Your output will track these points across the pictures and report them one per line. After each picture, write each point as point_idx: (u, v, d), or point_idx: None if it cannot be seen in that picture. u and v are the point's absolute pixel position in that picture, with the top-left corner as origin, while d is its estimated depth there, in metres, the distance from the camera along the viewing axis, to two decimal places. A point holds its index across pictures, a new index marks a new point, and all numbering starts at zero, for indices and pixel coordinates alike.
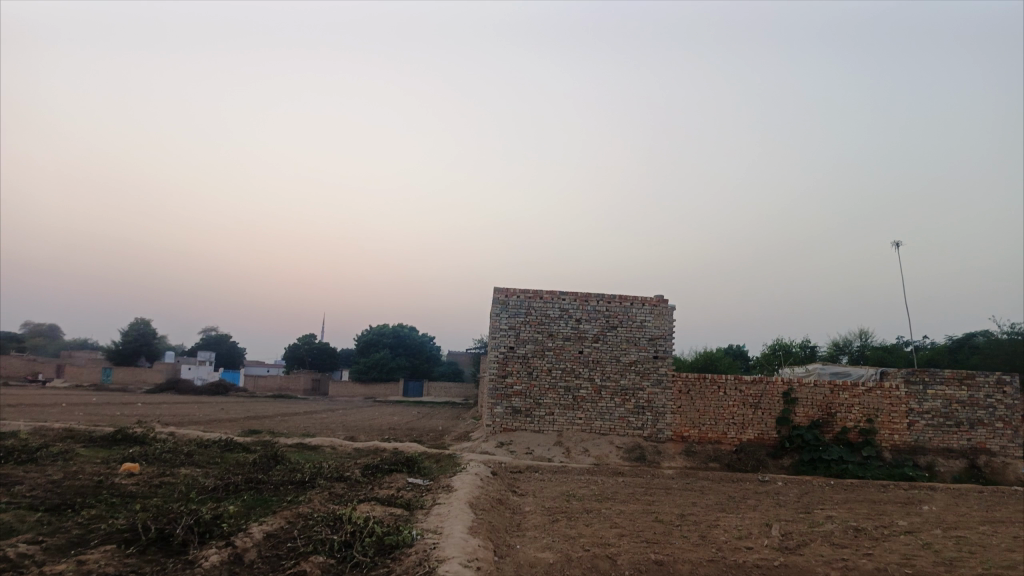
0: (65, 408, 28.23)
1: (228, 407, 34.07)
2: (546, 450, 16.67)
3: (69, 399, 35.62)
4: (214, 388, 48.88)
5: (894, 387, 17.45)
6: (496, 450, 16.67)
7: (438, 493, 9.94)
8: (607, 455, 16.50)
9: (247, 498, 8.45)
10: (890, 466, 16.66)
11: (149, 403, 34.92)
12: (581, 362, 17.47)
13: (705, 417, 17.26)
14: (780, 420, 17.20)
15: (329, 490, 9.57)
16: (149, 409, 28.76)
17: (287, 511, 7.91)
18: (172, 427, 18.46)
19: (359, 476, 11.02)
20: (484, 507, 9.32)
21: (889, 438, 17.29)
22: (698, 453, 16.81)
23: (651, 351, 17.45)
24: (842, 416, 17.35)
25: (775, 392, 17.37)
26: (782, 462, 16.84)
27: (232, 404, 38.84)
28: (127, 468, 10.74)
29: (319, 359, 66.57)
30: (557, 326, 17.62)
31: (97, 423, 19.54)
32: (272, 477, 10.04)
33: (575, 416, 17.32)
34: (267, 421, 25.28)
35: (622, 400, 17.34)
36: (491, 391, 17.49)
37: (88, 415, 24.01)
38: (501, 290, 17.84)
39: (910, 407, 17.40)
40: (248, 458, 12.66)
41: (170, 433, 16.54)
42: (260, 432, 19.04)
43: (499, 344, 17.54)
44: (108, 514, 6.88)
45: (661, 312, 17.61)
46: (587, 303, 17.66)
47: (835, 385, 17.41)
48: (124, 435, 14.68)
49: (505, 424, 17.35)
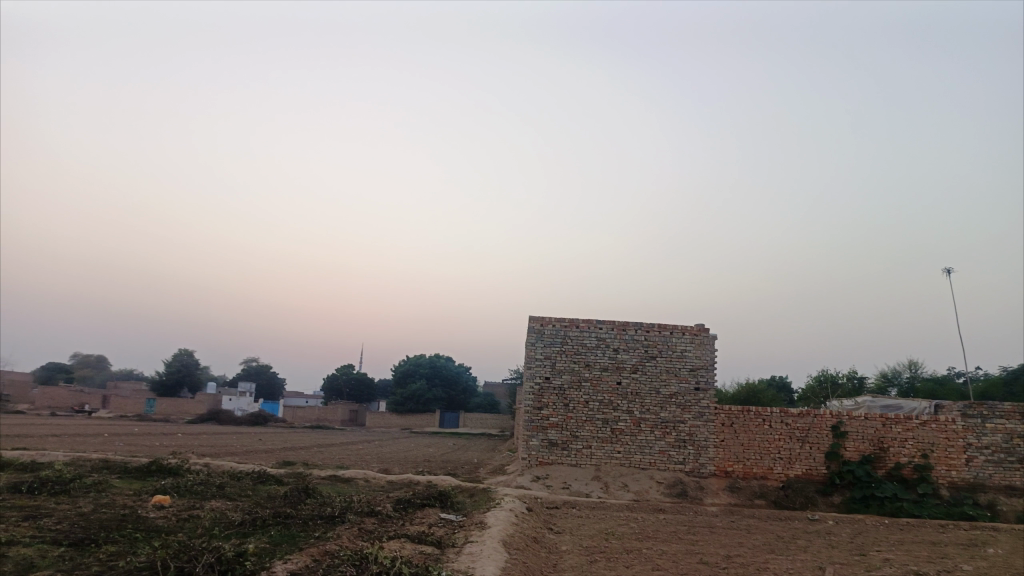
0: (105, 438, 28.47)
1: (266, 438, 34.14)
2: (583, 484, 16.15)
3: (110, 429, 36.05)
4: (253, 418, 49.17)
5: (950, 420, 16.60)
6: (531, 483, 16.21)
7: (471, 531, 9.57)
8: (647, 491, 15.92)
9: (274, 534, 8.19)
10: (949, 505, 15.73)
11: (188, 434, 35.19)
12: (619, 393, 17.00)
13: (750, 451, 16.60)
14: (829, 455, 16.45)
15: (358, 526, 9.28)
16: (187, 440, 28.91)
17: (314, 548, 7.63)
18: (207, 459, 18.42)
19: (390, 510, 10.71)
20: (518, 546, 8.93)
21: (946, 475, 16.39)
22: (743, 489, 16.13)
23: (692, 382, 16.92)
24: (895, 451, 16.53)
25: (823, 425, 16.65)
26: (833, 499, 16.04)
27: (270, 434, 38.95)
28: (157, 500, 10.62)
29: (357, 390, 66.78)
30: (593, 356, 17.21)
31: (135, 454, 19.60)
32: (301, 511, 9.78)
33: (614, 450, 16.81)
34: (303, 452, 25.16)
35: (662, 433, 16.79)
36: (526, 423, 17.10)
37: (126, 445, 24.15)
38: (536, 320, 17.51)
39: (968, 441, 16.50)
40: (279, 490, 12.45)
41: (204, 465, 16.46)
42: (294, 463, 18.87)
43: (534, 375, 17.19)
44: (131, 550, 6.68)
45: (702, 342, 17.10)
46: (624, 333, 17.23)
47: (887, 418, 16.63)
48: (158, 466, 14.62)
49: (541, 457, 16.91)
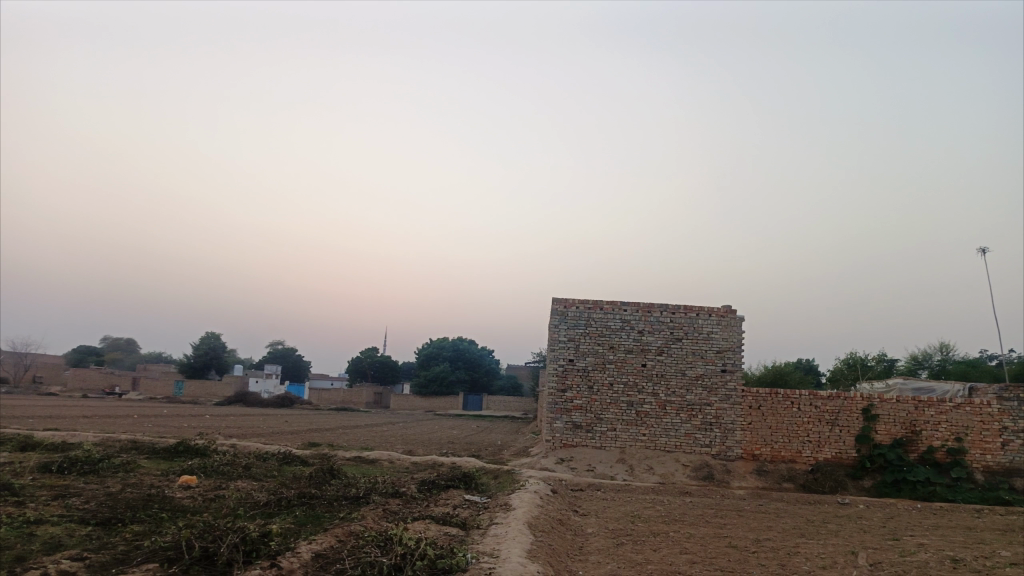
0: (135, 419, 28.87)
1: (292, 419, 34.42)
2: (608, 467, 16.02)
3: (139, 410, 36.64)
4: (280, 400, 49.73)
5: (985, 403, 16.18)
6: (555, 466, 16.11)
7: (496, 512, 9.48)
8: (673, 474, 15.75)
9: (298, 514, 8.17)
10: (984, 489, 15.37)
11: (216, 416, 35.67)
12: (644, 376, 16.81)
13: (778, 435, 16.34)
14: (860, 438, 16.15)
15: (383, 507, 9.23)
16: (214, 421, 29.21)
17: (339, 529, 7.57)
18: (234, 439, 18.57)
19: (414, 492, 10.67)
20: (544, 528, 8.83)
21: (981, 459, 16.01)
22: (771, 472, 15.90)
23: (719, 364, 16.67)
24: (927, 434, 16.17)
25: (854, 408, 16.33)
26: (863, 483, 15.76)
27: (296, 416, 39.35)
28: (184, 481, 10.68)
29: (381, 372, 67.21)
30: (618, 338, 17.01)
31: (163, 435, 19.84)
32: (326, 492, 9.76)
33: (639, 433, 16.65)
34: (328, 434, 25.33)
35: (688, 415, 16.59)
36: (550, 406, 16.98)
37: (155, 426, 24.46)
38: (559, 302, 17.34)
39: (1004, 425, 16.08)
40: (305, 471, 12.47)
41: (230, 446, 16.59)
42: (320, 445, 18.95)
43: (558, 357, 17.05)
44: (157, 530, 6.68)
45: (729, 323, 16.81)
46: (649, 314, 17.01)
47: (920, 401, 16.27)
48: (185, 447, 14.75)
49: (565, 440, 16.81)
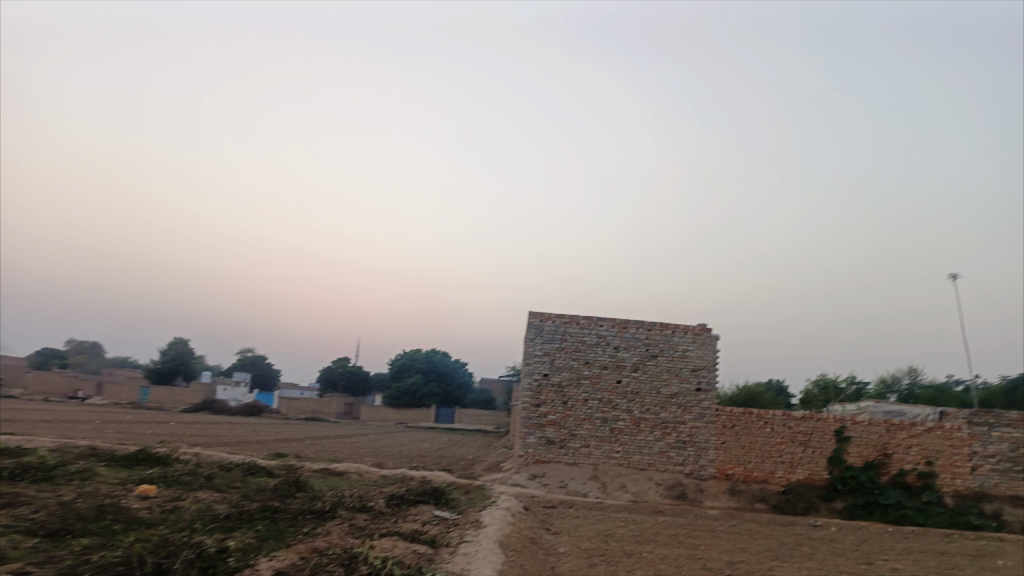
0: (95, 425, 27.99)
1: (260, 429, 33.67)
2: (581, 484, 15.79)
3: (101, 416, 35.61)
4: (248, 409, 48.81)
5: (956, 427, 16.26)
6: (527, 482, 15.85)
7: (466, 530, 9.21)
8: (646, 492, 15.57)
9: (260, 529, 7.84)
10: (954, 513, 15.40)
11: (181, 422, 34.84)
12: (618, 392, 16.65)
13: (751, 454, 16.26)
14: (832, 460, 16.12)
15: (349, 522, 8.91)
16: (179, 429, 28.49)
17: (302, 545, 7.26)
18: (197, 448, 18.00)
19: (382, 507, 10.35)
20: (515, 547, 8.57)
21: (951, 483, 16.07)
22: (743, 492, 15.79)
23: (694, 382, 16.58)
24: (899, 457, 16.19)
25: (826, 430, 16.31)
26: (835, 505, 15.72)
27: (264, 425, 38.62)
28: (143, 490, 10.26)
29: (352, 383, 66.48)
30: (593, 354, 16.85)
31: (125, 442, 19.23)
32: (290, 505, 9.41)
33: (612, 450, 16.46)
34: (295, 445, 24.76)
35: (662, 433, 16.44)
36: (524, 420, 16.74)
37: (116, 433, 23.72)
38: (536, 315, 17.15)
39: (974, 449, 16.18)
40: (269, 483, 12.07)
41: (194, 454, 16.08)
42: (286, 456, 18.46)
43: (533, 371, 16.83)
44: (108, 542, 6.33)
45: (704, 342, 16.74)
46: (625, 330, 16.88)
47: (892, 424, 16.30)
48: (146, 455, 14.24)
49: (538, 455, 16.55)
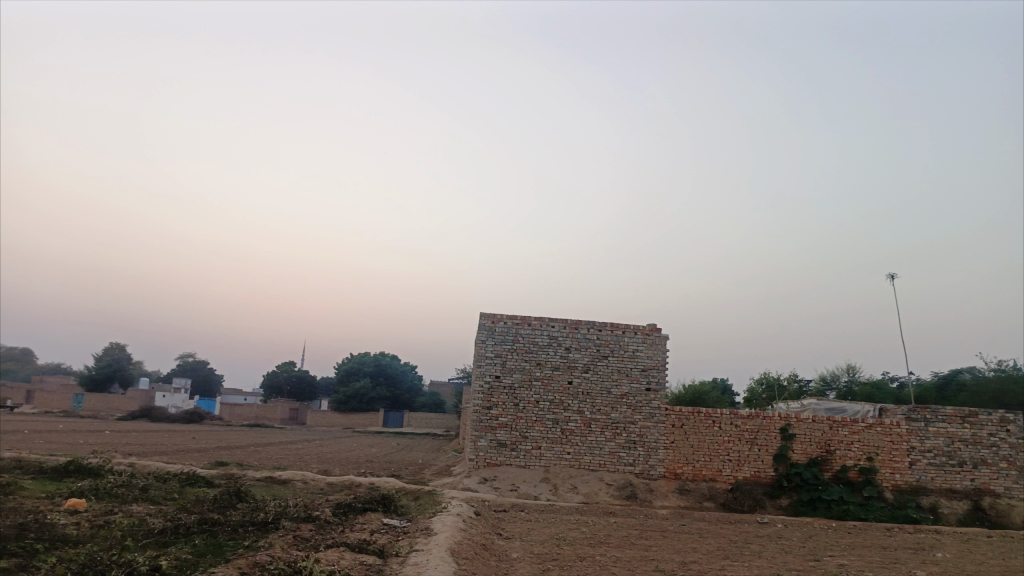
0: (21, 435, 26.59)
1: (199, 437, 32.54)
2: (532, 486, 15.66)
3: (30, 425, 33.92)
4: (189, 416, 47.29)
5: (895, 423, 16.71)
6: (478, 486, 15.63)
7: (416, 538, 8.95)
8: (597, 494, 15.54)
9: (198, 544, 7.45)
10: (894, 507, 15.80)
11: (116, 431, 33.46)
12: (570, 393, 16.59)
13: (699, 453, 16.40)
14: (778, 457, 16.37)
15: (294, 534, 8.55)
16: (114, 438, 27.37)
17: (242, 559, 6.91)
18: (133, 458, 17.22)
19: (329, 516, 10.02)
20: (467, 555, 8.36)
21: (890, 478, 16.50)
22: (692, 491, 15.90)
23: (644, 382, 16.64)
24: (841, 454, 16.54)
25: (772, 427, 16.56)
26: (781, 501, 15.95)
27: (204, 432, 37.43)
28: (72, 504, 9.70)
29: (298, 388, 65.13)
30: (545, 355, 16.75)
31: (54, 453, 18.28)
32: (231, 517, 9.00)
33: (563, 451, 16.38)
34: (238, 452, 23.98)
35: (612, 434, 16.44)
36: (474, 423, 16.52)
37: (45, 443, 22.53)
38: (487, 317, 16.95)
39: (911, 445, 16.64)
40: (209, 493, 11.58)
41: (130, 465, 15.37)
42: (228, 464, 17.82)
43: (484, 373, 16.63)
44: (30, 563, 5.89)
45: (654, 342, 16.82)
46: (576, 331, 16.83)
47: (835, 421, 16.64)
48: (77, 466, 13.54)
49: (489, 459, 16.35)
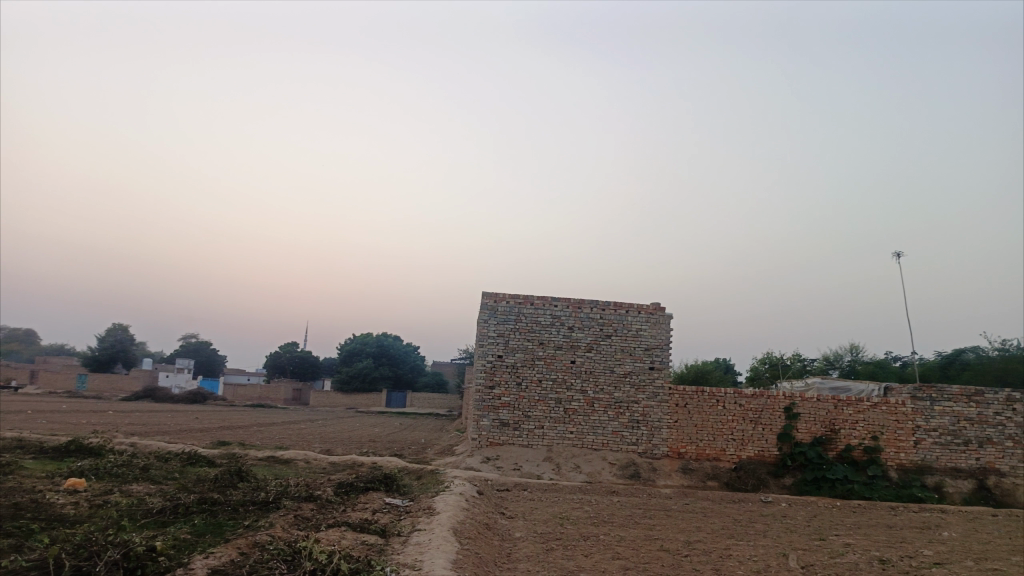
0: (25, 415, 26.58)
1: (203, 417, 32.55)
2: (535, 466, 15.59)
3: (33, 406, 34.01)
4: (192, 396, 47.38)
5: (900, 403, 16.58)
6: (481, 465, 15.56)
7: (418, 517, 8.86)
8: (600, 473, 15.47)
9: (197, 523, 7.36)
10: (898, 487, 15.72)
11: (120, 411, 33.52)
12: (572, 372, 16.47)
13: (703, 433, 16.30)
14: (782, 436, 16.27)
15: (294, 513, 8.46)
16: (118, 418, 27.35)
17: (242, 540, 6.80)
18: (135, 438, 17.17)
19: (330, 495, 9.93)
20: (470, 534, 8.27)
21: (895, 457, 16.41)
22: (696, 470, 15.82)
23: (647, 362, 16.51)
24: (846, 433, 16.43)
25: (776, 407, 16.44)
26: (784, 481, 15.87)
27: (208, 412, 37.48)
28: (72, 484, 9.62)
29: (301, 368, 65.24)
30: (547, 334, 16.61)
31: (55, 432, 18.23)
32: (231, 497, 8.90)
33: (566, 430, 16.29)
34: (241, 432, 23.96)
35: (616, 413, 16.35)
36: (477, 403, 16.43)
37: (49, 423, 22.52)
38: (489, 296, 16.79)
39: (917, 424, 16.53)
40: (210, 472, 11.50)
41: (130, 444, 15.32)
42: (230, 443, 17.77)
43: (487, 352, 16.50)
44: (25, 543, 5.78)
45: (657, 321, 16.67)
46: (579, 311, 16.68)
47: (840, 400, 16.52)
48: (78, 446, 13.47)
49: (491, 438, 16.27)
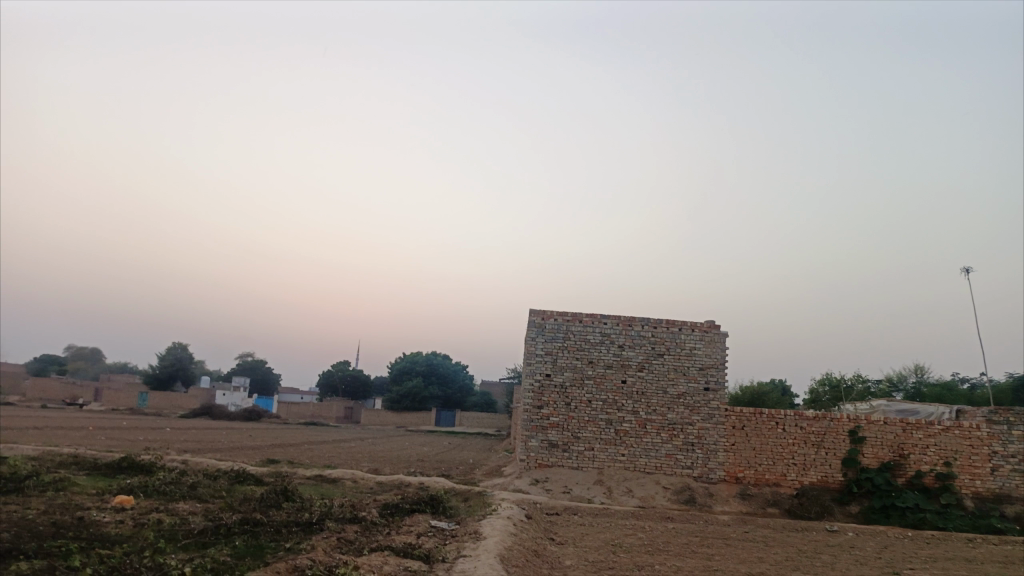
0: (85, 431, 27.25)
1: (256, 435, 32.85)
2: (585, 489, 15.11)
3: (93, 422, 34.89)
4: (247, 414, 48.13)
5: (974, 426, 15.60)
6: (529, 487, 15.16)
7: (464, 542, 8.53)
8: (653, 497, 14.90)
9: (238, 545, 7.18)
10: (974, 517, 14.70)
11: (176, 429, 34.11)
12: (623, 392, 15.99)
13: (762, 457, 15.59)
14: (846, 461, 15.45)
15: (337, 536, 8.23)
16: (174, 435, 27.81)
17: (282, 563, 6.57)
18: (187, 456, 17.26)
19: (375, 517, 9.68)
20: (518, 562, 7.90)
21: (970, 485, 15.40)
22: (754, 496, 15.11)
23: (702, 382, 15.92)
24: (916, 458, 15.51)
25: (840, 430, 15.63)
26: (850, 508, 15.02)
27: (260, 430, 37.91)
28: (119, 502, 9.60)
29: (352, 387, 65.79)
30: (597, 353, 16.18)
31: (111, 449, 18.49)
32: (275, 517, 8.72)
33: (618, 453, 15.78)
34: (291, 450, 24.02)
35: (669, 435, 15.77)
36: (525, 423, 16.05)
37: (107, 440, 22.93)
38: (537, 313, 16.46)
39: (993, 449, 15.50)
40: (256, 491, 11.39)
41: (181, 462, 15.39)
42: (279, 461, 17.75)
43: (535, 371, 16.16)
44: (60, 565, 5.64)
45: (712, 339, 16.09)
46: (630, 328, 16.22)
47: (908, 423, 15.62)
48: (130, 463, 13.58)
49: (540, 460, 15.87)
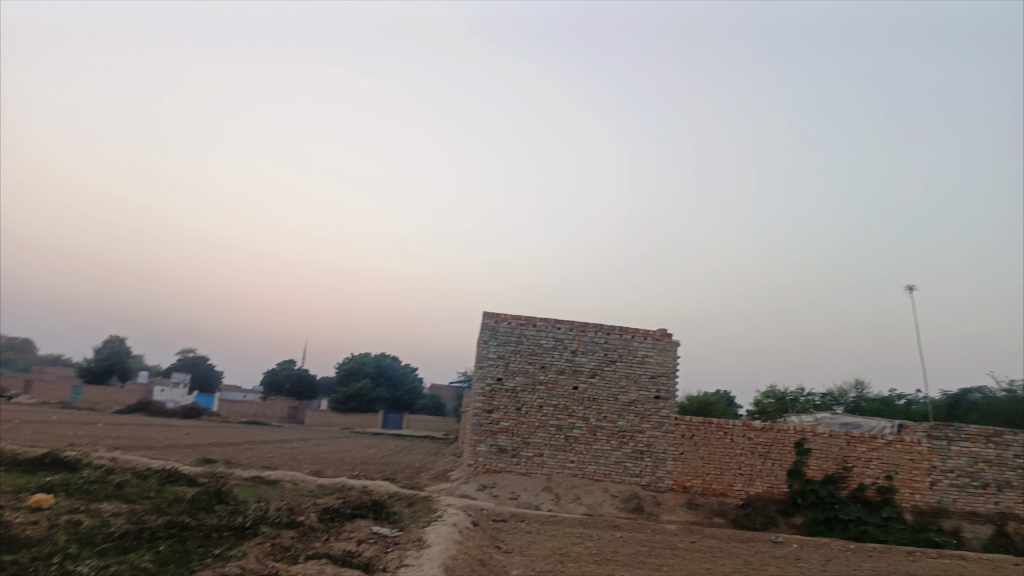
0: (10, 425, 25.84)
1: (194, 432, 31.69)
2: (533, 495, 14.85)
3: (20, 415, 33.21)
4: (186, 411, 46.58)
5: (916, 441, 15.87)
6: (476, 492, 14.82)
7: (406, 550, 8.15)
8: (601, 505, 14.73)
9: (162, 551, 6.68)
10: (914, 530, 14.91)
11: (110, 424, 32.70)
12: (575, 399, 15.78)
13: (710, 466, 15.56)
14: (792, 473, 15.52)
15: (271, 542, 7.76)
16: (108, 431, 26.61)
17: (208, 570, 6.11)
18: (118, 452, 16.40)
19: (314, 522, 9.21)
20: (462, 571, 7.55)
21: (910, 498, 15.64)
22: (701, 506, 15.06)
23: (653, 390, 15.83)
24: (859, 471, 15.67)
25: (786, 441, 15.71)
26: (794, 519, 15.08)
27: (199, 428, 36.68)
28: (36, 500, 8.93)
29: (298, 386, 64.44)
30: (549, 358, 15.95)
31: (36, 444, 17.49)
32: (205, 521, 8.19)
33: (567, 459, 15.55)
34: (231, 449, 23.16)
35: (619, 443, 15.62)
36: (474, 427, 15.71)
37: (33, 434, 21.74)
38: (490, 316, 16.15)
39: (932, 464, 15.78)
40: (188, 492, 10.77)
41: (111, 459, 14.62)
42: (216, 461, 17.00)
43: (486, 375, 15.85)
44: None
45: (664, 348, 16.00)
46: (583, 334, 16.03)
47: (853, 436, 15.79)
48: (53, 459, 12.77)
49: (488, 465, 15.53)
